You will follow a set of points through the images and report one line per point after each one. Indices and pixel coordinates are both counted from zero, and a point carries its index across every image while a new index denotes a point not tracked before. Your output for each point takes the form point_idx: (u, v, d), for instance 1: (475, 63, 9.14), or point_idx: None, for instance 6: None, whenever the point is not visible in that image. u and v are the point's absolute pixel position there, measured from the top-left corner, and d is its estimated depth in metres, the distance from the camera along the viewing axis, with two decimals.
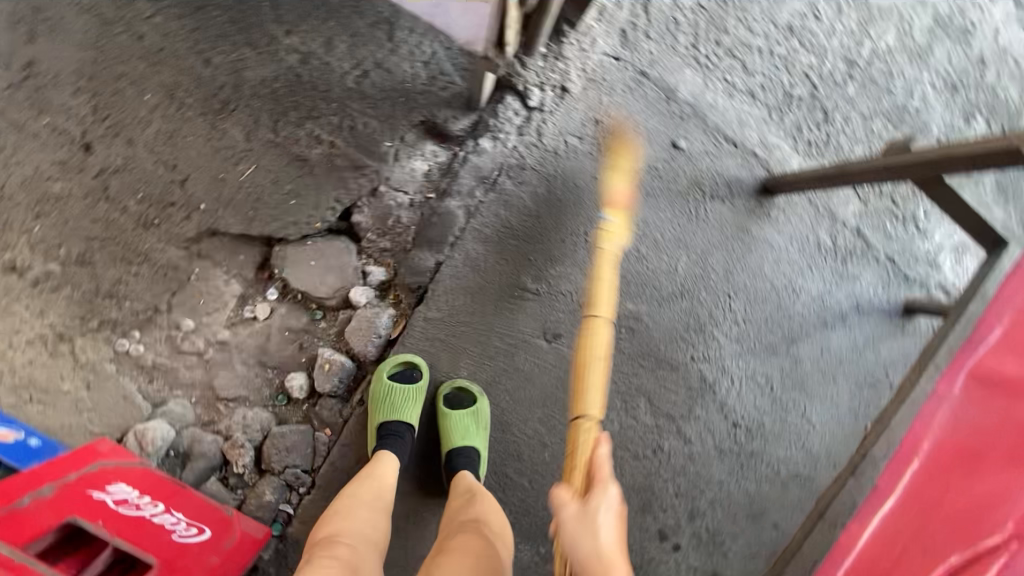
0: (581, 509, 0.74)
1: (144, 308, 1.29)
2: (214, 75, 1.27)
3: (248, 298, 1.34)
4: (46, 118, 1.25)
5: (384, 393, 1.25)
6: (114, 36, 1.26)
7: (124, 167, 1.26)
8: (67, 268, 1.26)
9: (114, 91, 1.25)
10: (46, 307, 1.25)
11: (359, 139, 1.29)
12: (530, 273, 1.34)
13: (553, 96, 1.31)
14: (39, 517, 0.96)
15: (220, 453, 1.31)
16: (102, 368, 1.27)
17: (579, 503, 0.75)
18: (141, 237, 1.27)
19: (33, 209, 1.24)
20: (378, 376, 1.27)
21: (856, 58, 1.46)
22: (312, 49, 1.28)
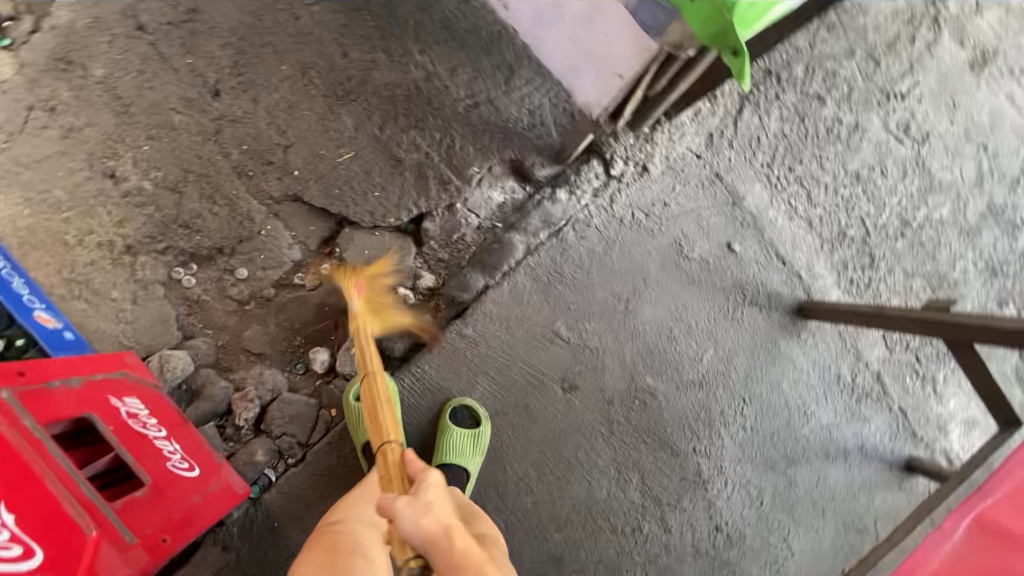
0: (412, 499, 0.70)
1: (209, 246, 1.36)
2: (345, 66, 1.39)
3: (303, 267, 1.41)
4: (190, 58, 1.38)
5: (356, 419, 1.30)
6: (271, 8, 1.39)
7: (241, 120, 1.38)
8: (157, 189, 1.35)
9: (257, 54, 1.39)
10: (125, 218, 1.33)
11: (451, 158, 1.41)
12: (564, 324, 1.40)
13: (634, 172, 1.40)
14: (62, 403, 0.96)
15: (227, 401, 1.34)
16: (152, 288, 1.33)
17: (410, 500, 0.70)
18: (232, 183, 1.37)
19: (150, 131, 1.36)
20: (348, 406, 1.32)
21: (911, 219, 1.56)
22: (437, 69, 1.41)
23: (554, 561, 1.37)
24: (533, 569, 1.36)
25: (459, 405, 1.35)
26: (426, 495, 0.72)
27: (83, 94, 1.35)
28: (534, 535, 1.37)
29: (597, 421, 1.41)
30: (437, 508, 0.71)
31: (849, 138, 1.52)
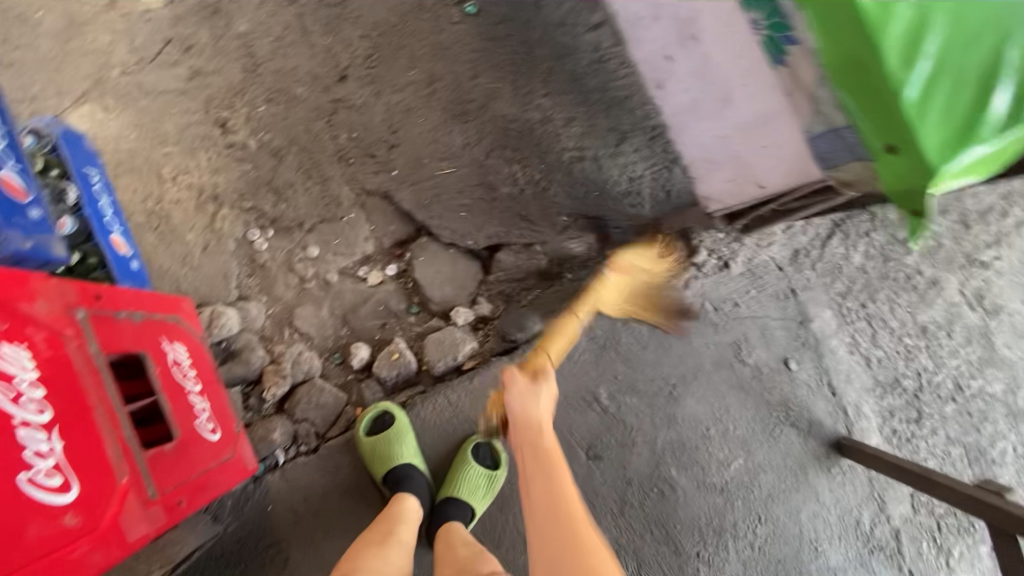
0: (529, 385, 1.08)
1: (290, 217, 1.37)
2: (470, 89, 1.43)
3: (370, 261, 1.42)
4: (328, 38, 1.42)
5: (366, 443, 1.28)
6: (418, 16, 1.44)
7: (358, 109, 1.41)
8: (259, 150, 1.37)
9: (392, 53, 1.43)
10: (221, 168, 1.35)
11: (543, 201, 1.42)
12: (605, 391, 1.38)
13: (715, 265, 1.41)
14: (125, 334, 0.96)
15: (260, 371, 1.33)
16: (224, 242, 1.34)
17: (525, 383, 1.09)
18: (330, 165, 1.39)
19: (270, 94, 1.39)
20: (359, 432, 1.30)
21: (964, 387, 1.55)
22: (554, 116, 1.44)
23: None
24: None
25: (482, 442, 1.35)
26: (538, 390, 1.08)
27: (220, 43, 1.39)
28: None
29: (610, 497, 1.38)
30: (540, 405, 1.07)
31: (924, 291, 1.53)
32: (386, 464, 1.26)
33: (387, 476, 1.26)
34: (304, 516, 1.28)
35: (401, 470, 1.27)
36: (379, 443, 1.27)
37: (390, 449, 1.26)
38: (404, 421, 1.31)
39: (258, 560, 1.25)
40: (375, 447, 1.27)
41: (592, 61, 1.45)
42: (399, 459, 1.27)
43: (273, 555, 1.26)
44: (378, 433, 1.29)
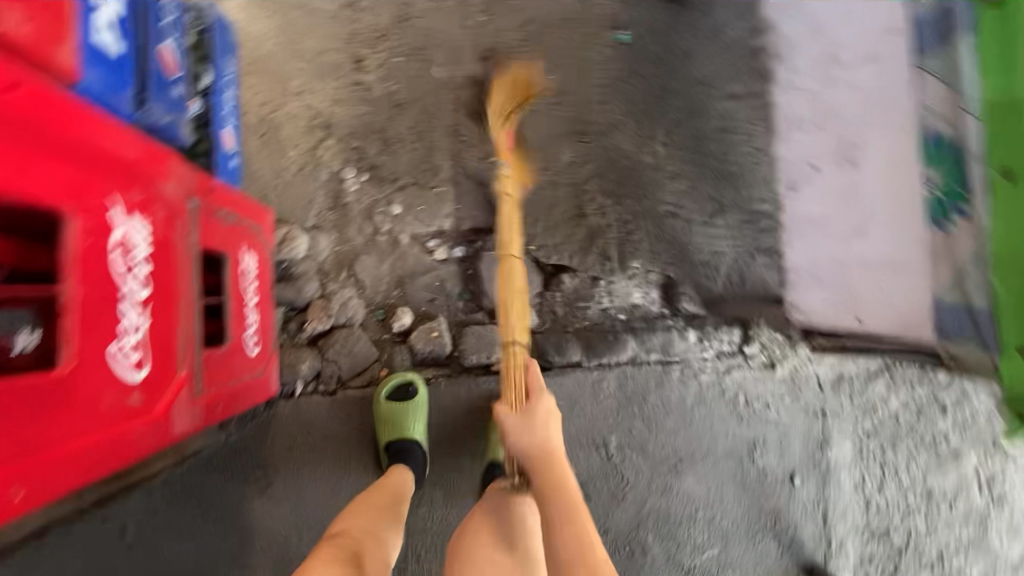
0: (524, 417, 0.98)
1: (388, 170, 1.41)
2: (595, 112, 1.45)
3: (442, 236, 1.44)
4: (481, 16, 1.44)
5: (382, 406, 1.30)
6: (572, 26, 1.45)
7: (485, 92, 1.43)
8: (382, 98, 1.40)
9: (535, 52, 1.45)
10: (341, 102, 1.39)
11: (623, 242, 1.44)
12: (615, 440, 1.40)
13: (762, 362, 1.42)
14: (219, 232, 0.99)
15: (309, 302, 1.37)
16: (319, 171, 1.38)
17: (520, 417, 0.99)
18: (441, 135, 1.42)
19: (410, 50, 1.42)
20: (378, 395, 1.32)
21: (946, 566, 1.49)
22: (664, 166, 1.44)
23: None
24: None
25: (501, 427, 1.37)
26: (532, 422, 0.98)
27: None
28: None
29: None
30: (542, 440, 0.97)
31: (944, 459, 1.48)
32: (392, 432, 1.28)
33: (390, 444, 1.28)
34: (298, 450, 1.32)
35: (406, 444, 1.28)
36: (393, 411, 1.29)
37: (400, 419, 1.28)
38: (423, 398, 1.33)
39: (243, 475, 1.30)
40: (388, 413, 1.29)
41: (720, 126, 1.43)
42: (406, 433, 1.29)
43: (258, 475, 1.31)
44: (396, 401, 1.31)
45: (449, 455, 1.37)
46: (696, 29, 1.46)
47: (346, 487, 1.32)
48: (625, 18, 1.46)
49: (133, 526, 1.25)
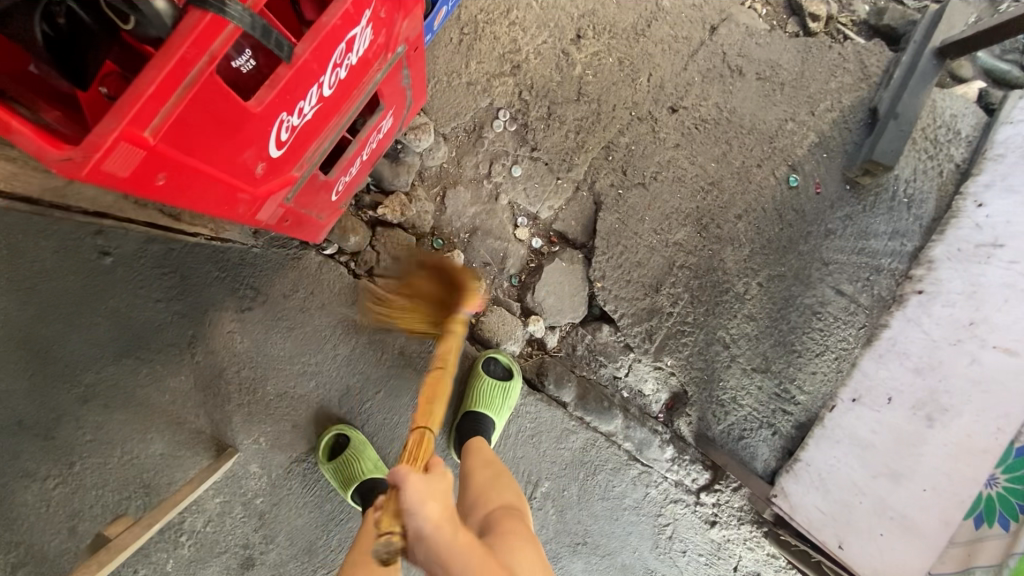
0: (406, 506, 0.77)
1: (534, 136, 1.42)
2: (727, 218, 1.48)
3: (534, 221, 1.46)
4: (697, 77, 1.48)
5: (328, 469, 1.29)
6: (761, 141, 1.49)
7: (655, 136, 1.46)
8: (574, 78, 1.43)
9: (717, 136, 1.48)
10: (540, 57, 1.41)
11: (672, 336, 1.45)
12: (545, 487, 1.40)
13: (704, 516, 1.44)
14: (394, 87, 0.99)
15: (392, 191, 1.37)
16: (482, 95, 1.39)
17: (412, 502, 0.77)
18: (595, 142, 1.44)
19: (624, 60, 1.45)
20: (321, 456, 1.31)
21: None
22: (748, 303, 1.46)
23: (308, 543, 1.36)
24: (297, 524, 1.36)
25: (497, 359, 1.38)
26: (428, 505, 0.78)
27: None
28: (332, 512, 1.37)
29: None
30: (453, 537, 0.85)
31: None
32: (350, 485, 1.28)
33: (355, 491, 1.28)
34: (291, 304, 1.33)
35: (371, 484, 1.28)
36: (340, 467, 1.28)
37: (349, 471, 1.27)
38: (358, 440, 1.31)
39: (234, 285, 1.31)
40: (339, 472, 1.28)
41: (812, 305, 1.46)
42: (361, 478, 1.28)
43: (245, 295, 1.31)
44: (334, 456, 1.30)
45: (407, 396, 1.39)
46: (852, 216, 1.50)
47: (305, 358, 1.33)
48: (804, 165, 1.50)
49: (115, 256, 1.26)
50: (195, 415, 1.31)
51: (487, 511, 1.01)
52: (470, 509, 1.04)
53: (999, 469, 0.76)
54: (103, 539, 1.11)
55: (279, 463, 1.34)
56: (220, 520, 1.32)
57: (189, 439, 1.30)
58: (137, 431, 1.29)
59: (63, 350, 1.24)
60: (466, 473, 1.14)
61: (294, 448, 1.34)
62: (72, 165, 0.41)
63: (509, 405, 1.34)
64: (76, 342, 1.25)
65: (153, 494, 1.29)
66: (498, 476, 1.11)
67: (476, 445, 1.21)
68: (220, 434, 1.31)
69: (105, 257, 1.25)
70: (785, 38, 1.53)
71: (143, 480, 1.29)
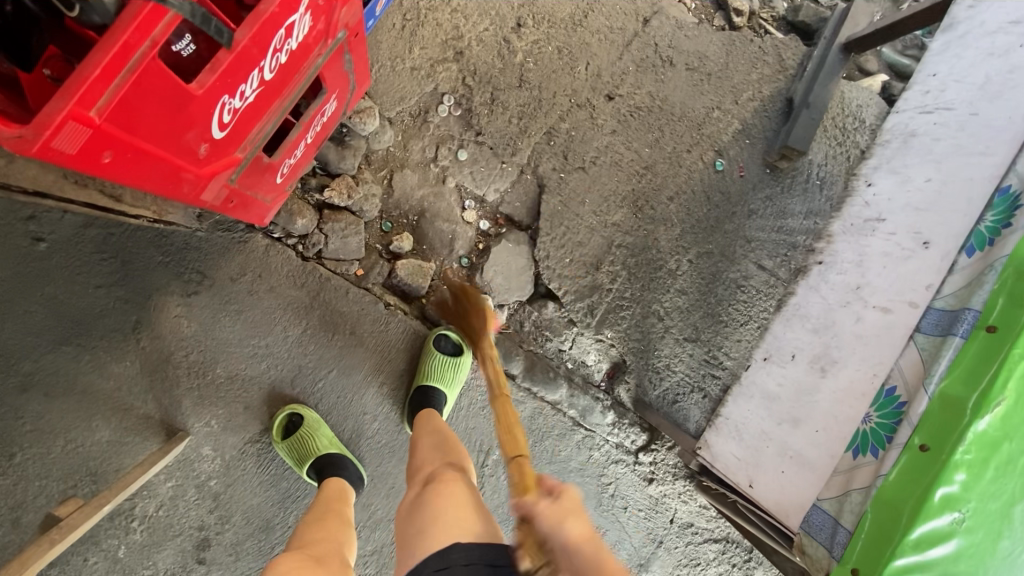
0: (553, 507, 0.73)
1: (478, 121, 1.47)
2: (661, 200, 1.58)
3: (480, 204, 1.51)
4: (631, 66, 1.57)
5: (282, 449, 1.31)
6: (690, 128, 1.61)
7: (593, 123, 1.54)
8: (516, 65, 1.48)
9: (650, 123, 1.58)
10: (482, 45, 1.46)
11: (612, 311, 1.55)
12: (496, 455, 1.49)
13: (643, 474, 1.56)
14: (336, 70, 1.01)
15: (339, 173, 1.39)
16: (426, 81, 1.43)
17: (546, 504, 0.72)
18: (537, 128, 1.51)
19: (563, 49, 1.52)
20: (274, 435, 1.33)
21: None
22: (681, 277, 1.58)
23: (265, 521, 1.39)
24: (254, 503, 1.38)
25: (448, 336, 1.44)
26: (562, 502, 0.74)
27: None
28: (288, 489, 1.40)
29: None
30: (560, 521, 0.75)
31: None
32: (305, 462, 1.30)
33: (312, 467, 1.30)
34: (239, 287, 1.34)
35: (326, 458, 1.31)
36: (293, 443, 1.31)
37: (303, 446, 1.30)
38: (312, 418, 1.34)
39: (179, 269, 1.30)
40: (292, 450, 1.30)
41: (737, 280, 1.60)
42: (316, 454, 1.30)
43: (191, 279, 1.31)
44: (288, 436, 1.32)
45: (359, 375, 1.41)
46: (771, 197, 1.64)
47: (256, 340, 1.35)
48: (729, 150, 1.63)
49: (50, 241, 1.23)
50: (143, 400, 1.30)
51: (429, 469, 1.08)
52: (416, 468, 1.12)
53: (873, 409, 0.90)
54: (54, 518, 1.12)
55: (232, 445, 1.36)
56: (173, 505, 1.33)
57: (138, 425, 1.30)
58: (81, 419, 1.27)
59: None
60: (415, 438, 1.21)
61: (247, 429, 1.36)
62: (23, 142, 0.45)
63: (460, 378, 1.41)
64: (10, 330, 1.22)
65: (100, 482, 1.28)
66: (445, 439, 1.18)
67: (428, 415, 1.27)
68: (170, 418, 1.32)
69: (39, 243, 1.22)
70: (711, 31, 1.64)
71: (89, 467, 1.27)
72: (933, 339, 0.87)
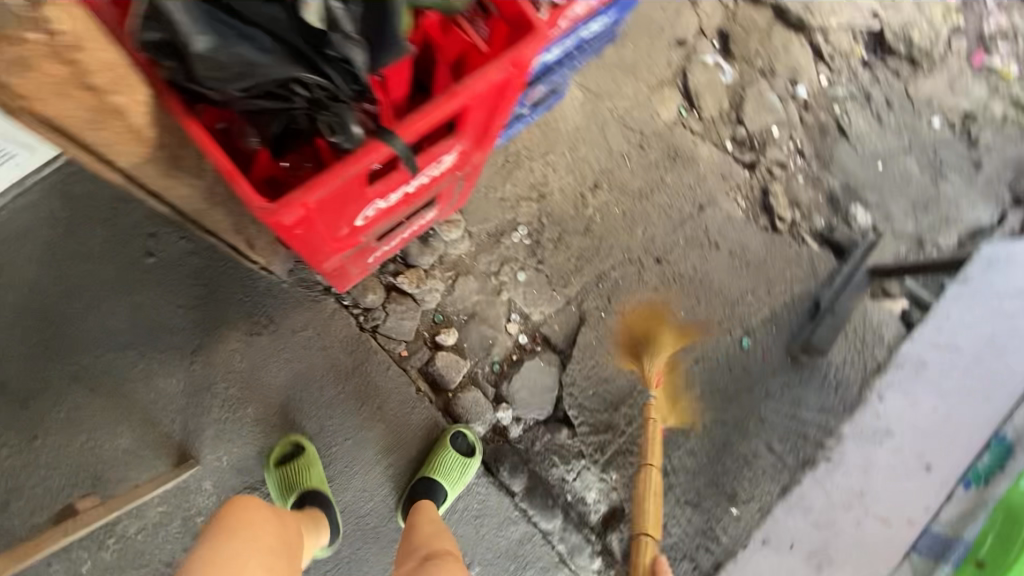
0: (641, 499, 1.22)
1: (542, 252, 1.68)
2: (687, 361, 1.71)
3: (524, 319, 1.65)
4: (682, 240, 1.79)
5: (274, 474, 1.36)
6: (725, 305, 1.78)
7: (640, 278, 1.73)
8: (585, 216, 1.72)
9: (690, 292, 1.76)
10: (561, 194, 1.71)
11: (621, 454, 1.61)
12: (475, 570, 1.48)
13: None
14: (452, 193, 1.26)
15: (413, 265, 1.57)
16: (508, 211, 1.67)
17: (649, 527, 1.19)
18: (591, 270, 1.70)
19: (627, 213, 1.76)
20: (269, 461, 1.39)
21: None
22: (692, 438, 1.65)
23: None
24: None
25: (462, 434, 1.50)
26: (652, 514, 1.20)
27: (649, 166, 1.80)
28: None
29: None
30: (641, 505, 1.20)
31: None
32: (292, 490, 1.34)
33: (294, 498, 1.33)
34: (295, 337, 1.45)
35: (310, 492, 1.35)
36: (286, 472, 1.36)
37: (295, 475, 1.35)
38: (309, 451, 1.39)
39: (251, 310, 1.43)
40: (283, 478, 1.35)
41: (746, 455, 1.66)
42: (305, 485, 1.35)
43: (258, 321, 1.43)
44: (283, 463, 1.37)
45: (371, 451, 1.46)
46: (789, 385, 1.74)
47: (293, 390, 1.44)
48: (756, 333, 1.77)
49: (157, 259, 1.39)
50: (170, 419, 1.37)
51: (424, 554, 1.12)
52: (410, 552, 1.15)
53: None
54: (72, 508, 1.25)
55: (232, 486, 1.38)
56: (153, 531, 1.33)
57: (156, 442, 1.36)
58: (110, 424, 1.34)
59: (78, 328, 1.35)
60: (411, 522, 1.23)
61: (253, 474, 1.40)
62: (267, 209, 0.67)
63: (464, 479, 1.45)
64: (91, 324, 1.36)
65: (99, 488, 1.32)
66: (441, 529, 1.20)
67: (424, 507, 1.28)
68: (187, 444, 1.37)
69: (148, 258, 1.39)
70: (756, 230, 1.88)
71: (96, 471, 1.32)
72: (925, 562, 0.92)
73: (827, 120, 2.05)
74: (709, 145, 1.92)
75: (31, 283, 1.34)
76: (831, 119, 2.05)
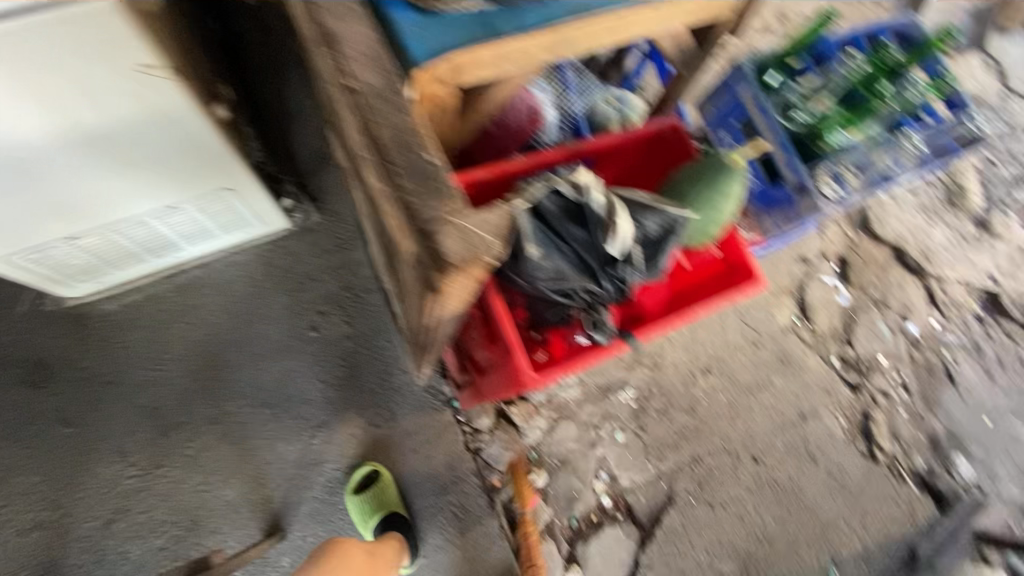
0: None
1: (644, 419, 1.73)
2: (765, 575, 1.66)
3: (613, 481, 1.66)
4: (780, 444, 1.80)
5: (356, 502, 1.42)
6: (813, 525, 1.73)
7: (734, 472, 1.73)
8: (692, 396, 1.78)
9: (780, 500, 1.73)
10: (673, 368, 1.80)
11: None
12: None
13: None
14: None
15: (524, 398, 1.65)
16: (621, 371, 1.75)
17: None
18: (687, 450, 1.73)
19: (732, 404, 1.81)
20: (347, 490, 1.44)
21: None
22: None
23: None
24: None
25: None
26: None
27: (759, 363, 1.87)
28: None
29: None
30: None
31: None
32: (378, 512, 1.41)
33: (379, 521, 1.40)
34: (408, 441, 1.54)
35: (391, 515, 1.42)
36: (367, 498, 1.42)
37: (379, 498, 1.42)
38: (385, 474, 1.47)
39: (378, 403, 1.54)
40: (365, 503, 1.41)
41: None
42: (386, 507, 1.43)
43: (380, 413, 1.54)
44: (364, 489, 1.44)
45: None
46: None
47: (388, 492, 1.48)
48: (843, 565, 1.71)
49: (318, 334, 1.58)
50: (275, 485, 1.44)
51: None
52: None
53: None
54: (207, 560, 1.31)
55: None
56: None
57: (255, 504, 1.42)
58: (225, 474, 1.42)
59: (233, 377, 1.51)
60: None
61: None
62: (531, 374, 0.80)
63: None
64: (246, 377, 1.52)
65: (193, 533, 1.38)
66: None
67: None
68: (281, 513, 1.42)
69: (312, 331, 1.58)
70: (855, 453, 1.86)
71: (194, 515, 1.39)
72: None
73: (936, 361, 2.05)
74: (817, 356, 1.97)
75: (214, 327, 1.55)
76: (940, 362, 2.05)
